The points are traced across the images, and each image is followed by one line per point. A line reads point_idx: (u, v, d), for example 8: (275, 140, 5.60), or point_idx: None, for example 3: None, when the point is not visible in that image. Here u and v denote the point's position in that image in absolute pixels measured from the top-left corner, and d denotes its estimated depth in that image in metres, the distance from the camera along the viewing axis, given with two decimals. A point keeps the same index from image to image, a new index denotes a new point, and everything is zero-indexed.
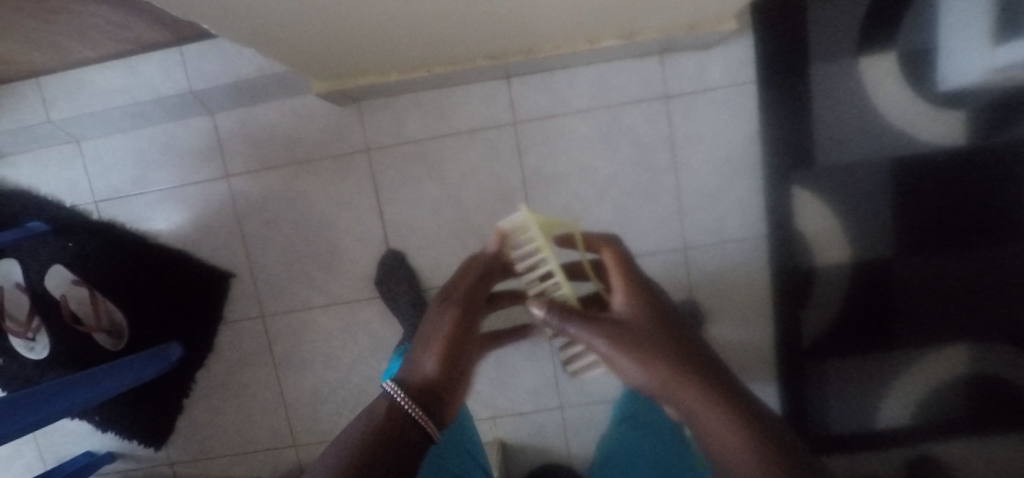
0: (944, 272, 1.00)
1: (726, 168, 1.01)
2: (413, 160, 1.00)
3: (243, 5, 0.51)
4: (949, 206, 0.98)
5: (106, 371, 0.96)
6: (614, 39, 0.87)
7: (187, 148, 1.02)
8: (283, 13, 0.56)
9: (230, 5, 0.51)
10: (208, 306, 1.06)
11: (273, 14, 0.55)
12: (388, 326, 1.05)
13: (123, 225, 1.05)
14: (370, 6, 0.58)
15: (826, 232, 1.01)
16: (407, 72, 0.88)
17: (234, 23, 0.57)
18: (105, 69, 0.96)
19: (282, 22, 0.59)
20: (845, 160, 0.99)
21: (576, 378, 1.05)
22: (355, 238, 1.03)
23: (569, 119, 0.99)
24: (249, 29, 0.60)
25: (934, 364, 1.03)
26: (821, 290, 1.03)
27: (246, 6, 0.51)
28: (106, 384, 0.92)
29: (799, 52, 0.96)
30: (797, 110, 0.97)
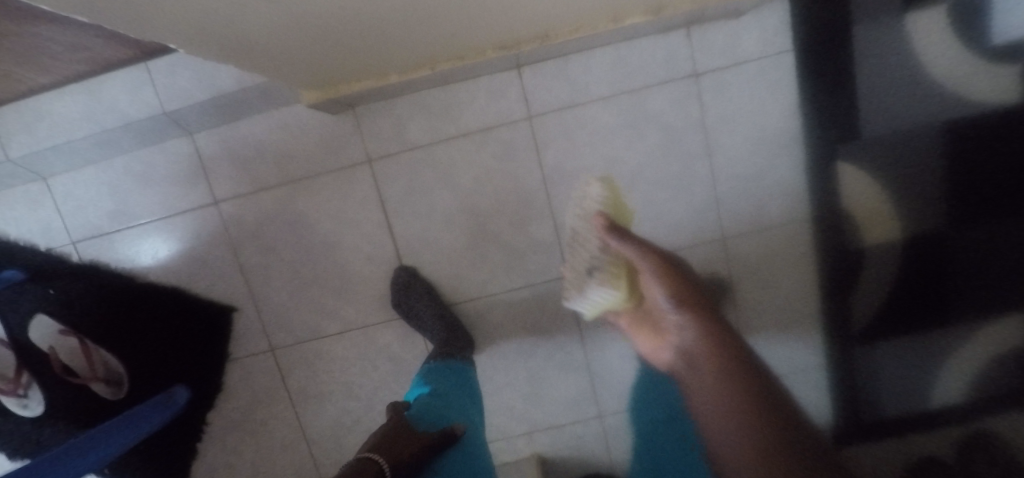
0: (1003, 236, 0.88)
1: (765, 147, 0.92)
2: (420, 168, 0.90)
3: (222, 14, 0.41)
4: (995, 160, 0.87)
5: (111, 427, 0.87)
6: (640, 15, 0.77)
7: (168, 175, 0.91)
8: (267, 19, 0.46)
9: (203, 17, 0.41)
10: (212, 343, 0.97)
11: (258, 21, 0.45)
12: (409, 349, 0.97)
13: (108, 265, 0.95)
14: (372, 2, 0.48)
15: (874, 208, 0.91)
16: (407, 71, 0.78)
17: (206, 36, 0.47)
18: (64, 95, 0.85)
19: (268, 30, 0.49)
20: (894, 128, 0.89)
21: (614, 385, 0.99)
22: (365, 258, 0.94)
23: (589, 109, 0.89)
24: (225, 41, 0.50)
25: (987, 336, 0.91)
26: (869, 271, 0.93)
27: (225, 15, 0.41)
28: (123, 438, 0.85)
29: (841, 13, 0.86)
30: (841, 79, 0.88)
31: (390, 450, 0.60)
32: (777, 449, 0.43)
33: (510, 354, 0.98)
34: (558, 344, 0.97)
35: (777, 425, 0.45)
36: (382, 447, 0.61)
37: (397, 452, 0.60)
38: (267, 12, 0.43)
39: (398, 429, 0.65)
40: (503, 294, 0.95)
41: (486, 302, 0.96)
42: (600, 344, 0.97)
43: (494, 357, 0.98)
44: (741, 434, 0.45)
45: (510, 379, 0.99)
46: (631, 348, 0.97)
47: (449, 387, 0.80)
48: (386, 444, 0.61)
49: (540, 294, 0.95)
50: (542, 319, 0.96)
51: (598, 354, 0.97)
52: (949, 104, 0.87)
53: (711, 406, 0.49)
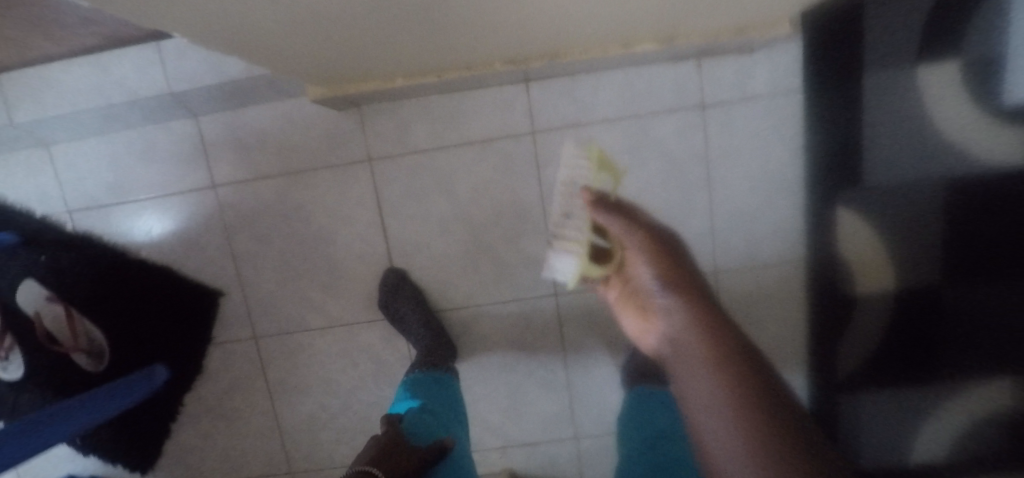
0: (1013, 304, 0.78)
1: (764, 184, 0.93)
2: (419, 172, 0.91)
3: (226, 10, 0.41)
4: (1010, 217, 0.77)
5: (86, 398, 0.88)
6: (650, 43, 0.77)
7: (169, 154, 0.92)
8: (272, 17, 0.46)
9: (203, 11, 0.41)
10: (196, 325, 0.97)
11: (262, 18, 0.45)
12: (391, 350, 0.96)
13: (101, 238, 0.96)
14: (379, 10, 0.49)
15: (871, 260, 0.90)
16: (413, 76, 0.78)
17: (206, 29, 0.47)
18: (73, 66, 0.85)
19: (271, 27, 0.49)
20: (898, 182, 0.85)
21: (593, 407, 0.98)
22: (356, 256, 0.94)
23: (593, 130, 0.89)
24: (226, 35, 0.50)
25: (975, 401, 0.82)
26: (860, 323, 0.92)
27: (229, 11, 0.41)
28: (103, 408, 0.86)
29: (851, 62, 0.84)
30: (847, 126, 0.87)
31: (388, 464, 0.59)
32: (742, 380, 0.35)
33: (491, 366, 0.97)
34: (541, 361, 0.97)
35: (752, 371, 0.37)
36: (381, 460, 0.60)
37: (393, 466, 0.60)
38: (269, 11, 0.43)
39: (395, 443, 0.64)
40: (490, 306, 0.95)
41: (472, 312, 0.96)
42: (582, 365, 0.97)
43: (475, 368, 0.97)
44: (728, 408, 0.34)
45: (489, 392, 0.98)
46: (613, 372, 0.97)
47: (437, 404, 0.79)
48: (382, 457, 0.61)
49: (527, 309, 0.95)
50: (527, 334, 0.96)
51: (580, 374, 0.97)
52: (947, 161, 0.80)
53: (687, 355, 0.40)
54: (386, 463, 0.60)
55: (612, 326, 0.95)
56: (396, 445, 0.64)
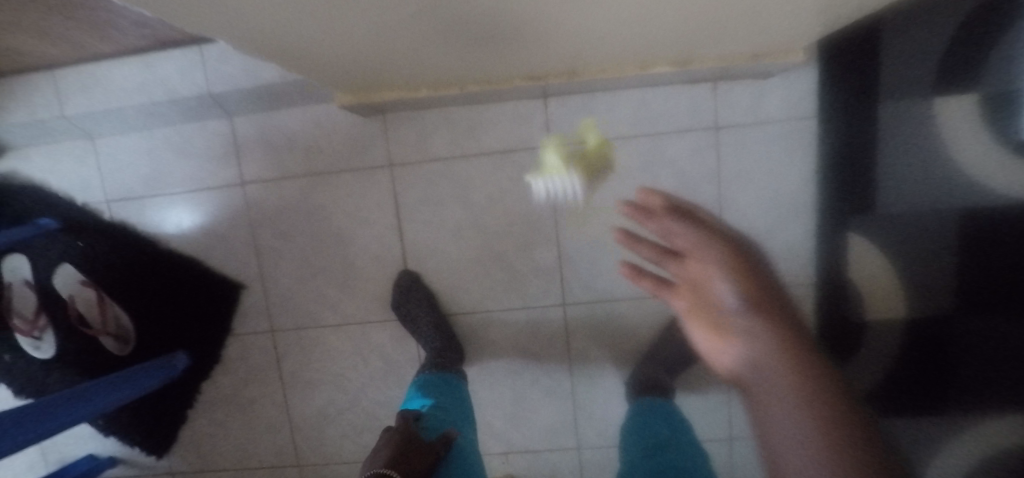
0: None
1: (778, 208, 0.95)
2: (437, 179, 0.94)
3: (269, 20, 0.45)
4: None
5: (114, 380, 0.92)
6: (667, 65, 0.79)
7: (204, 152, 0.97)
8: (310, 29, 0.50)
9: (248, 20, 0.44)
10: (218, 316, 1.02)
11: (301, 28, 0.49)
12: (402, 351, 0.99)
13: (135, 227, 1.01)
14: (409, 26, 0.52)
15: (884, 287, 0.91)
16: (436, 88, 0.82)
17: (247, 36, 0.51)
18: (122, 66, 0.91)
19: (308, 37, 0.53)
20: (911, 209, 0.84)
21: (596, 418, 0.99)
22: (373, 257, 0.97)
23: (608, 147, 0.92)
24: (266, 42, 0.54)
25: (983, 437, 0.80)
26: (871, 348, 0.93)
27: (271, 21, 0.45)
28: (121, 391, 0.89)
29: (866, 90, 0.86)
30: (861, 155, 0.88)
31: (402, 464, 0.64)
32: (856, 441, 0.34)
33: (498, 371, 0.99)
34: (546, 370, 0.98)
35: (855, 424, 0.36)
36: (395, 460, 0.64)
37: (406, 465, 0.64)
38: (307, 22, 0.47)
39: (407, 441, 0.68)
40: (499, 312, 0.97)
41: (481, 317, 0.98)
42: (587, 376, 0.98)
43: (482, 372, 0.99)
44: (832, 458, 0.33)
45: (495, 397, 1.00)
46: (617, 385, 0.98)
47: (449, 400, 0.83)
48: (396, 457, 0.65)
49: (535, 317, 0.97)
50: (534, 343, 0.98)
51: (585, 385, 0.98)
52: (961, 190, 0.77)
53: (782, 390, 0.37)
54: (400, 463, 0.64)
55: (618, 339, 0.97)
56: (410, 443, 0.68)
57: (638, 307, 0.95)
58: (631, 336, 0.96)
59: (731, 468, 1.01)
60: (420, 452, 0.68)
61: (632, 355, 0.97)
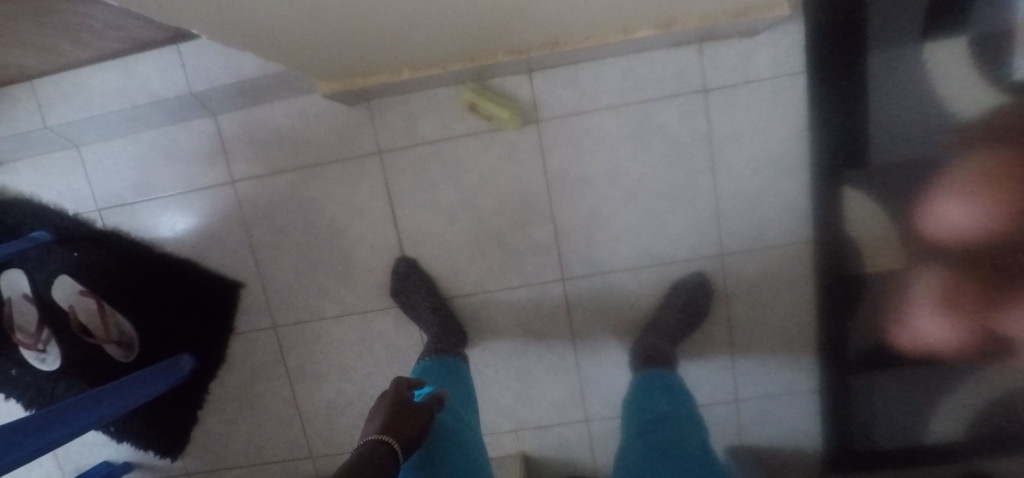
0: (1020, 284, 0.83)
1: (767, 168, 0.91)
2: (428, 163, 0.93)
3: (244, 6, 0.44)
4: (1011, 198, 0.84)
5: (124, 385, 0.92)
6: (651, 28, 0.78)
7: (191, 152, 0.96)
8: (288, 14, 0.49)
9: (223, 10, 0.43)
10: (219, 316, 1.02)
11: (275, 14, 0.48)
12: (405, 337, 0.99)
13: (129, 234, 1.00)
14: (385, 5, 0.51)
15: (880, 238, 0.90)
16: (420, 69, 0.81)
17: (226, 27, 0.50)
18: (102, 70, 0.90)
19: (285, 24, 0.52)
20: (900, 158, 0.87)
21: (602, 389, 1.00)
22: (369, 246, 0.97)
23: (597, 117, 0.91)
24: (244, 33, 0.53)
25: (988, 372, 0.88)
26: (870, 300, 0.92)
27: (246, 7, 0.44)
28: (130, 396, 0.90)
29: (853, 42, 0.85)
30: (852, 107, 0.87)
31: (398, 432, 0.62)
32: None
33: (502, 351, 0.99)
34: (550, 346, 0.98)
35: None
36: (389, 427, 0.63)
37: (401, 432, 0.63)
38: (286, 8, 0.46)
39: (399, 408, 0.66)
40: (499, 292, 0.97)
41: (482, 299, 0.98)
42: (592, 350, 0.98)
43: (486, 353, 1.00)
44: None
45: (500, 377, 1.01)
46: (622, 356, 0.98)
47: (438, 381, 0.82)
48: (391, 423, 0.63)
49: (536, 294, 0.97)
50: (536, 321, 0.98)
51: (589, 358, 0.99)
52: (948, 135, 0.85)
53: None
54: (394, 431, 0.62)
55: (620, 311, 0.97)
56: (402, 412, 0.66)
57: (638, 277, 0.96)
58: (632, 306, 0.97)
59: (739, 431, 1.01)
60: (415, 416, 0.66)
61: (635, 326, 0.97)
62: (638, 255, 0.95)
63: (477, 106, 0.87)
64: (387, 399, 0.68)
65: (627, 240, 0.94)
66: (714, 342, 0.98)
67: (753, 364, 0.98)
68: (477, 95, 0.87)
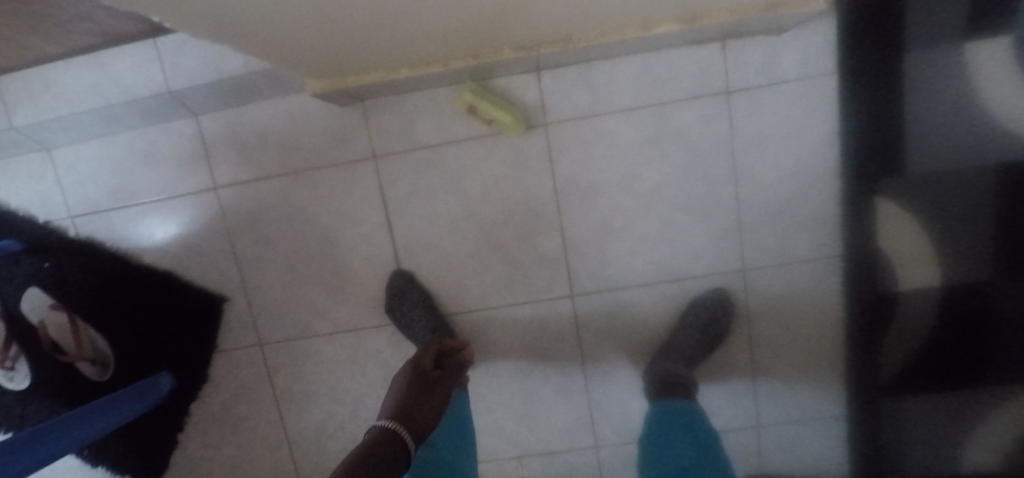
0: None
1: (793, 177, 0.84)
2: (426, 169, 0.86)
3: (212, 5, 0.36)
4: None
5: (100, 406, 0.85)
6: (673, 23, 0.71)
7: (170, 156, 0.89)
8: (270, 13, 0.42)
9: (192, 9, 0.36)
10: (200, 331, 0.94)
11: (255, 13, 0.41)
12: (401, 356, 0.92)
13: (104, 243, 0.93)
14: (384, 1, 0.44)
15: (916, 254, 0.83)
16: (418, 66, 0.73)
17: (200, 27, 0.43)
18: (70, 66, 0.82)
19: (269, 23, 0.45)
20: (940, 167, 0.80)
21: (612, 413, 0.93)
22: (362, 258, 0.90)
23: (610, 120, 0.84)
24: (225, 34, 0.46)
25: None
26: (903, 321, 0.85)
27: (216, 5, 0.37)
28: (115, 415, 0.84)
29: (889, 42, 0.78)
30: (885, 112, 0.80)
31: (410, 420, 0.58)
32: None
33: (505, 372, 0.92)
34: (557, 367, 0.91)
35: None
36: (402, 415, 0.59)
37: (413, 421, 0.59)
38: (276, 5, 0.39)
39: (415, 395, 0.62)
40: (503, 309, 0.90)
41: (484, 316, 0.91)
42: (602, 372, 0.91)
43: (487, 375, 0.93)
44: None
45: (503, 400, 0.93)
46: (635, 379, 0.91)
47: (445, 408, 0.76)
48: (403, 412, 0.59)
49: (542, 312, 0.90)
50: (541, 340, 0.91)
51: (599, 381, 0.91)
52: (991, 142, 0.77)
53: None
54: (401, 423, 0.57)
55: (632, 330, 0.90)
56: (414, 404, 0.61)
57: (652, 293, 0.89)
58: (646, 325, 0.89)
59: (759, 459, 0.94)
60: (427, 406, 0.62)
61: (649, 347, 0.90)
62: (653, 269, 0.88)
63: (477, 108, 0.79)
64: (407, 377, 0.65)
65: (642, 253, 0.87)
66: (734, 365, 0.91)
67: (777, 388, 0.91)
68: (477, 94, 0.79)
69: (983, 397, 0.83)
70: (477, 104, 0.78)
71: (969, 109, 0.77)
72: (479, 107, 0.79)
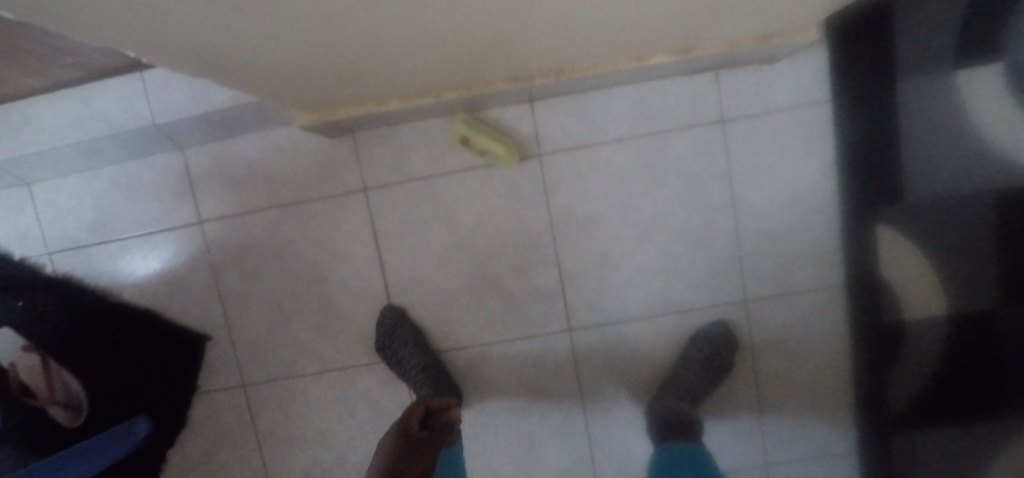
0: None
1: (793, 205, 0.83)
2: (418, 201, 0.84)
3: (197, 44, 0.34)
4: None
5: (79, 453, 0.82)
6: (666, 54, 0.70)
7: (154, 189, 0.87)
8: (259, 51, 0.40)
9: (171, 48, 0.34)
10: (182, 370, 0.90)
11: (242, 51, 0.39)
12: (391, 396, 0.88)
13: (82, 280, 0.89)
14: (375, 34, 0.42)
15: (919, 281, 0.79)
16: (409, 98, 0.72)
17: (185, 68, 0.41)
18: (53, 101, 0.81)
19: (258, 60, 0.43)
20: (940, 191, 0.75)
21: (614, 454, 0.88)
22: (351, 294, 0.87)
23: (604, 150, 0.83)
24: (207, 72, 0.44)
25: None
26: (910, 352, 0.80)
27: (201, 44, 0.35)
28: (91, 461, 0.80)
29: (883, 63, 0.75)
30: (880, 135, 0.77)
31: None
32: None
33: (501, 411, 0.88)
34: (556, 405, 0.87)
35: None
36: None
37: None
38: (257, 41, 0.37)
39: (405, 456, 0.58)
40: (498, 345, 0.87)
41: (478, 352, 0.87)
42: (602, 410, 0.87)
43: (483, 414, 0.88)
44: None
45: (499, 441, 0.89)
46: (637, 417, 0.87)
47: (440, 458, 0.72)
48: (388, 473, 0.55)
49: (540, 347, 0.87)
50: (539, 377, 0.87)
51: (600, 420, 0.87)
52: (992, 163, 0.73)
53: None
54: None
55: (633, 364, 0.86)
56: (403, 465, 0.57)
57: (652, 326, 0.86)
58: (647, 360, 0.86)
59: None
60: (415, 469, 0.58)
61: (650, 383, 0.86)
62: (653, 301, 0.85)
63: (470, 141, 0.79)
64: (389, 443, 0.59)
65: (641, 285, 0.85)
66: (739, 400, 0.87)
67: (784, 424, 0.87)
68: (470, 126, 0.79)
69: (1007, 440, 0.75)
70: (471, 137, 0.78)
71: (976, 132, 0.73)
72: (472, 139, 0.78)
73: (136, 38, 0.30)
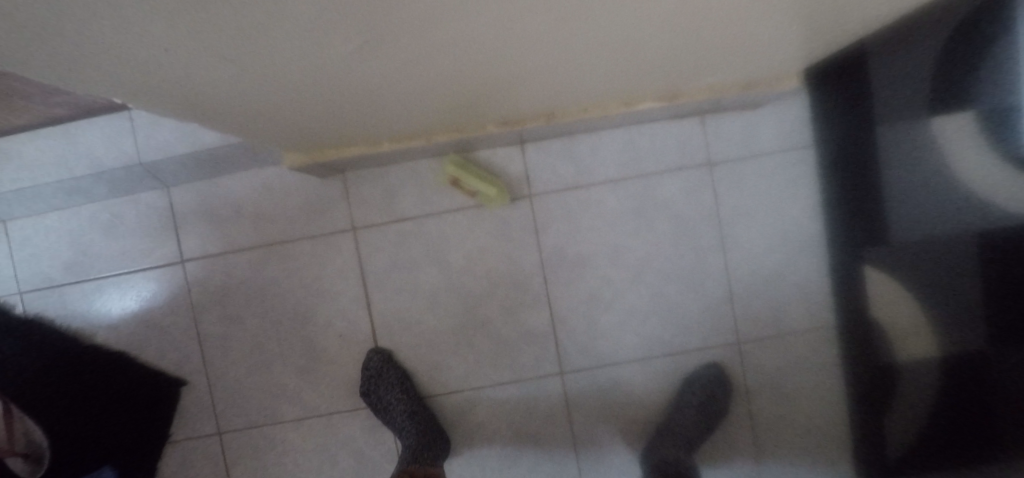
0: None
1: (781, 246, 0.84)
2: (408, 241, 0.83)
3: (182, 89, 0.34)
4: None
5: None
6: (655, 100, 0.72)
7: (137, 228, 0.85)
8: (250, 96, 0.40)
9: (154, 93, 0.33)
10: (155, 418, 0.85)
11: (229, 97, 0.39)
12: (375, 444, 0.84)
13: (54, 322, 0.86)
14: (367, 79, 0.42)
15: (908, 323, 0.78)
16: (399, 140, 0.72)
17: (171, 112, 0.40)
18: (37, 138, 0.79)
19: (248, 105, 0.43)
20: (922, 233, 0.75)
21: None
22: (336, 336, 0.84)
23: (595, 192, 0.83)
24: (195, 117, 0.43)
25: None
26: (904, 395, 0.79)
27: (187, 90, 0.35)
28: None
29: (862, 109, 0.76)
30: (864, 177, 0.77)
31: None
32: None
33: (490, 459, 0.85)
34: (547, 452, 0.84)
35: None
36: None
37: None
38: (243, 85, 0.37)
39: None
40: (487, 389, 0.84)
41: (466, 397, 0.85)
42: (595, 457, 0.84)
43: (471, 462, 0.85)
44: None
45: None
46: (631, 465, 0.84)
47: None
48: None
49: (530, 391, 0.84)
50: (530, 422, 0.84)
51: (593, 467, 0.84)
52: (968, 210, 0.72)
53: None
54: None
55: (626, 408, 0.84)
56: None
57: (644, 369, 0.84)
58: (640, 404, 0.84)
59: None
60: None
61: (643, 428, 0.84)
62: (646, 343, 0.84)
63: (462, 182, 0.79)
64: None
65: (631, 328, 0.84)
66: (734, 445, 0.85)
67: (781, 471, 0.85)
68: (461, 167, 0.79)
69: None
70: (466, 179, 0.78)
71: (959, 176, 0.72)
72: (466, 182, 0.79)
73: (118, 83, 0.29)
